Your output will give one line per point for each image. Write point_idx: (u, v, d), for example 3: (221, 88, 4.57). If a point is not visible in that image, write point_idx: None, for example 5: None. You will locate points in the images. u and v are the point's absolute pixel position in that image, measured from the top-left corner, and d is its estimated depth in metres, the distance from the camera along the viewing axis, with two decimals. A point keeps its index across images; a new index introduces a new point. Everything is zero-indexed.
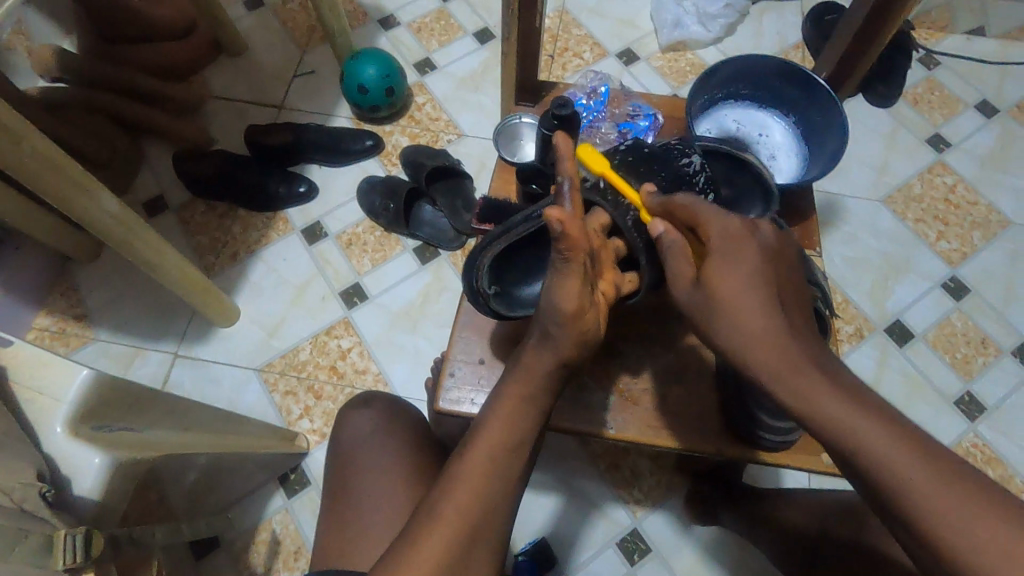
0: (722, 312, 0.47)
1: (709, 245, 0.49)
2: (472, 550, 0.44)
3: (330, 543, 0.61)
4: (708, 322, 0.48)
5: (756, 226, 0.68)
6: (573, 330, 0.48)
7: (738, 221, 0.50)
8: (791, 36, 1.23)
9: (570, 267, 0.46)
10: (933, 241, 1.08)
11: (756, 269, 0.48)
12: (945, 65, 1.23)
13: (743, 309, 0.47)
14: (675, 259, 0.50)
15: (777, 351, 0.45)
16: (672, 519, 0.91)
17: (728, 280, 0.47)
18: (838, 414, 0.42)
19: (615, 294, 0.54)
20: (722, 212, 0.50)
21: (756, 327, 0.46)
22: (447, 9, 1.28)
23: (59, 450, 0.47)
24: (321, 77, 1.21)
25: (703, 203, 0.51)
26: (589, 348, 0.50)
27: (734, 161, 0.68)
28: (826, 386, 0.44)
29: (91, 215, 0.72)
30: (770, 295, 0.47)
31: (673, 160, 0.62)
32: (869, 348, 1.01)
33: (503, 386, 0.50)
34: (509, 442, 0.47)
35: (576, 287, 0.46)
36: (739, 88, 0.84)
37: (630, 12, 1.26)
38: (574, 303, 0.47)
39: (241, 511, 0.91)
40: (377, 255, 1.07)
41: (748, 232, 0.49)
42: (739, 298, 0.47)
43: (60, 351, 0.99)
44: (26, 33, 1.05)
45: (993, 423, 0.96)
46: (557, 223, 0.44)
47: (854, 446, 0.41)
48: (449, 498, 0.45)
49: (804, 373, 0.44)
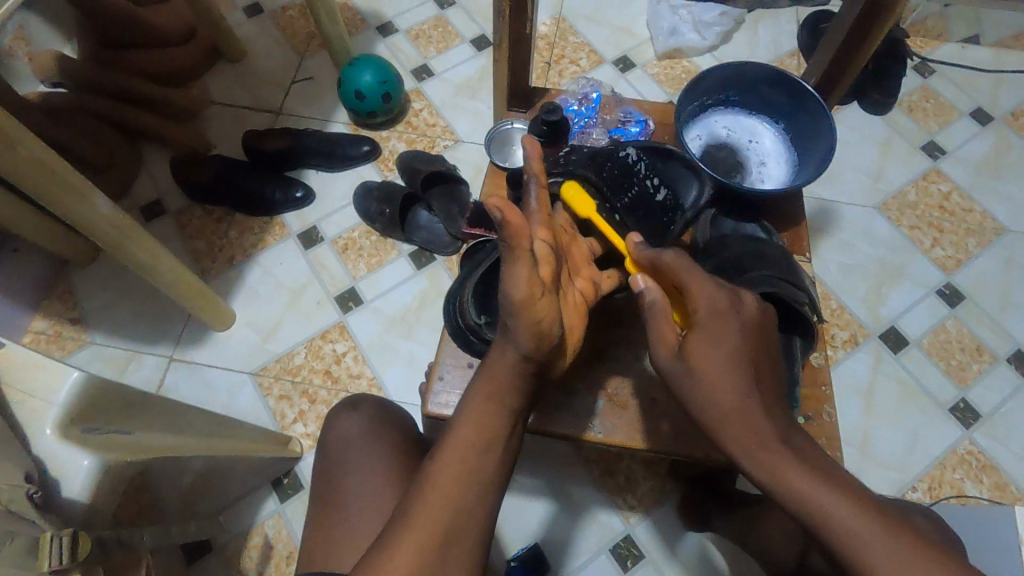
0: (692, 382, 0.50)
1: (696, 315, 0.52)
2: (448, 550, 0.44)
3: (315, 547, 0.61)
4: (684, 383, 0.51)
5: (741, 231, 0.74)
6: (530, 324, 0.47)
7: (722, 294, 0.52)
8: (786, 44, 1.24)
9: (518, 254, 0.45)
10: (928, 248, 1.08)
11: (734, 344, 0.50)
12: (941, 73, 1.23)
13: (716, 377, 0.49)
14: (657, 324, 0.53)
15: (744, 423, 0.48)
16: (667, 526, 0.90)
17: (709, 355, 0.50)
18: (804, 488, 0.45)
19: (591, 292, 0.58)
20: (708, 281, 0.52)
21: (732, 401, 0.48)
22: (445, 16, 1.29)
23: (48, 453, 0.48)
24: (319, 83, 1.22)
25: (691, 269, 0.53)
26: (555, 346, 0.50)
27: (660, 153, 0.71)
28: (791, 457, 0.46)
29: (87, 219, 0.72)
30: (746, 372, 0.49)
31: (617, 155, 0.67)
32: (864, 354, 1.01)
33: (477, 393, 0.50)
34: (479, 444, 0.48)
35: (525, 274, 0.46)
36: (729, 95, 0.84)
37: (627, 20, 1.27)
38: (525, 291, 0.46)
39: (233, 515, 0.91)
40: (373, 259, 1.07)
41: (731, 304, 0.52)
42: (715, 370, 0.49)
43: (56, 354, 0.99)
44: (27, 39, 1.06)
45: (988, 431, 0.96)
46: (497, 210, 0.44)
47: (819, 515, 0.44)
48: (420, 501, 0.45)
49: (771, 448, 0.47)
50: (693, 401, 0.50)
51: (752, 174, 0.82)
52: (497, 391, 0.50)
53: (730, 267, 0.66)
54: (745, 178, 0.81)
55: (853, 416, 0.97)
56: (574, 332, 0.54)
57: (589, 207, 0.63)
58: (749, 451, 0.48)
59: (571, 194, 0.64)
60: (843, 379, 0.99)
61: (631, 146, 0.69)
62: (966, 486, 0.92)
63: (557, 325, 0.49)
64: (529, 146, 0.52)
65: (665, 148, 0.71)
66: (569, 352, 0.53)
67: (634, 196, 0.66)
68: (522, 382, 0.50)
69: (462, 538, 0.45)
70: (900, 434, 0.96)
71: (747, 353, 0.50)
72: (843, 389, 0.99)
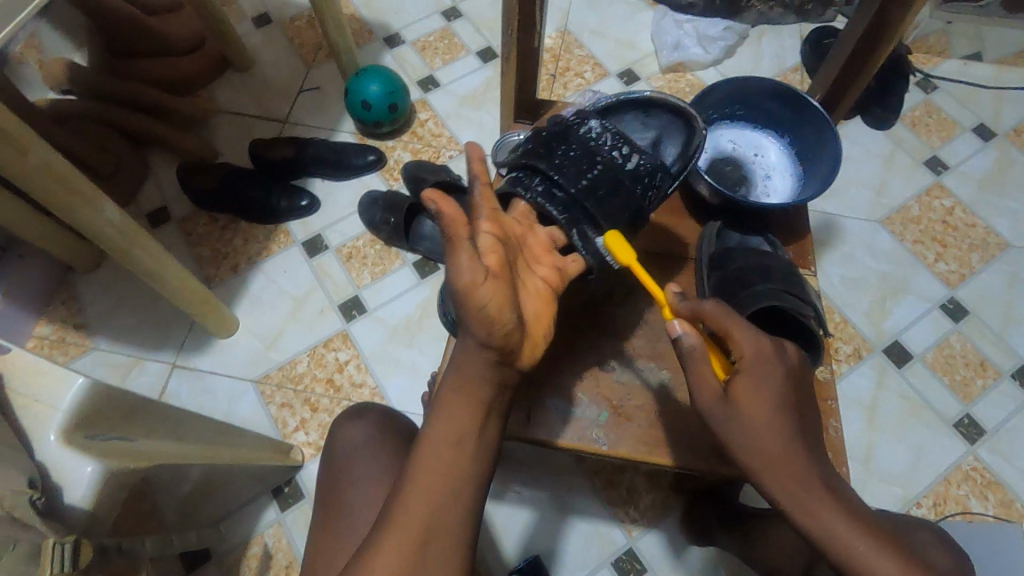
0: (739, 426, 0.51)
1: (742, 360, 0.53)
2: (427, 551, 0.44)
3: (316, 552, 0.61)
4: (725, 427, 0.51)
5: (747, 244, 0.74)
6: (483, 312, 0.46)
7: (766, 340, 0.53)
8: (789, 59, 1.25)
9: (457, 242, 0.47)
10: (931, 263, 1.09)
11: (780, 391, 0.52)
12: (943, 89, 1.24)
13: (762, 424, 0.50)
14: (699, 371, 0.53)
15: (787, 471, 0.49)
16: (669, 540, 0.89)
17: (758, 400, 0.51)
18: (850, 537, 0.47)
19: (556, 279, 0.57)
20: (750, 328, 0.54)
21: (777, 447, 0.50)
22: (451, 28, 1.30)
23: (51, 459, 0.47)
24: (326, 92, 1.23)
25: (733, 317, 0.54)
26: (517, 337, 0.49)
27: (639, 108, 0.72)
28: (834, 506, 0.48)
29: (93, 226, 0.72)
30: (789, 417, 0.51)
31: (575, 133, 0.65)
32: (867, 369, 1.00)
33: (450, 389, 0.49)
34: (451, 441, 0.48)
35: (467, 262, 0.46)
36: (734, 109, 0.85)
37: (632, 34, 1.28)
38: (468, 279, 0.45)
39: (232, 524, 0.90)
40: (376, 268, 1.08)
41: (775, 350, 0.53)
42: (761, 417, 0.50)
43: (59, 360, 0.99)
44: (38, 47, 1.07)
45: (993, 447, 0.95)
46: (432, 200, 0.47)
47: (855, 562, 0.46)
48: (400, 504, 0.46)
49: (821, 501, 0.48)
50: (737, 448, 0.51)
51: (759, 187, 0.83)
52: (469, 387, 0.49)
53: (736, 280, 0.66)
54: (752, 192, 0.82)
55: (856, 430, 0.97)
56: (539, 326, 0.52)
57: (629, 255, 0.58)
58: (794, 499, 0.48)
59: (612, 242, 0.59)
60: (847, 394, 0.99)
61: (591, 119, 0.67)
62: (971, 503, 0.92)
63: (515, 313, 0.48)
64: (471, 152, 0.52)
65: (644, 102, 0.71)
66: (535, 348, 0.51)
67: (600, 169, 0.63)
68: (495, 372, 0.49)
69: (441, 538, 0.45)
70: (905, 449, 0.95)
71: (784, 399, 0.51)
72: (846, 403, 0.98)
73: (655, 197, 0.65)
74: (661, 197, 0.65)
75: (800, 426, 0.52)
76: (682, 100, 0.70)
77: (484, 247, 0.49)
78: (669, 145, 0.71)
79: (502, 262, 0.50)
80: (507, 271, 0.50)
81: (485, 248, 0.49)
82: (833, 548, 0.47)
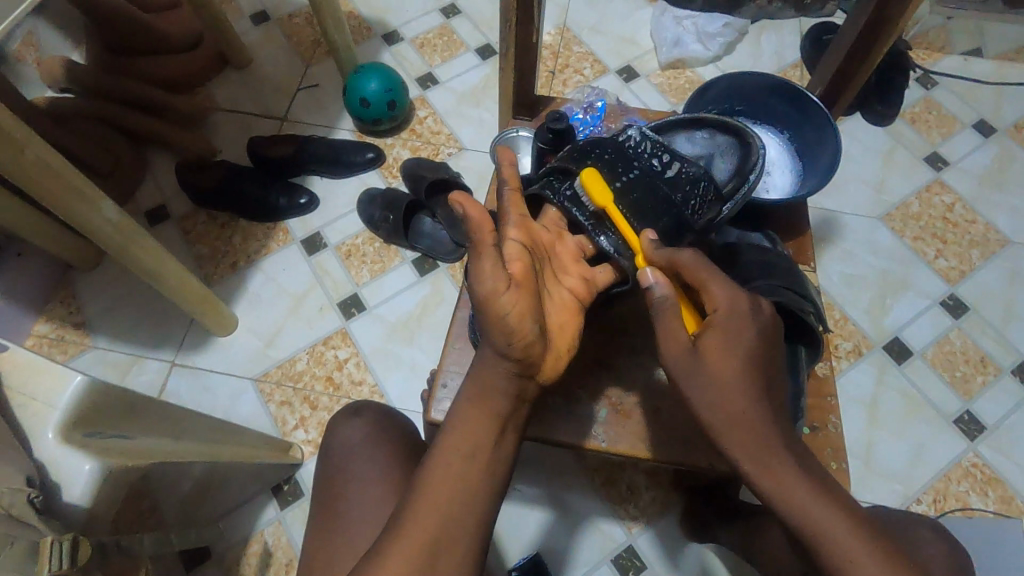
0: (704, 378, 0.51)
1: (713, 314, 0.53)
2: (437, 562, 0.44)
3: (317, 550, 0.61)
4: (687, 379, 0.51)
5: (747, 240, 0.73)
6: (505, 321, 0.47)
7: (742, 293, 0.53)
8: (789, 55, 1.24)
9: (482, 248, 0.48)
10: (931, 259, 1.08)
11: (750, 346, 0.51)
12: (943, 85, 1.24)
13: (724, 377, 0.50)
14: (669, 323, 0.53)
15: (748, 430, 0.49)
16: (669, 537, 0.89)
17: (723, 353, 0.51)
18: (805, 503, 0.47)
19: (583, 290, 0.58)
20: (726, 282, 0.54)
21: (738, 400, 0.49)
22: (450, 25, 1.30)
23: (49, 457, 0.47)
24: (325, 90, 1.22)
25: (710, 272, 0.54)
26: (538, 350, 0.49)
27: (692, 125, 0.71)
28: (792, 468, 0.48)
29: (90, 223, 0.72)
30: (756, 373, 0.51)
31: (620, 141, 0.65)
32: (867, 365, 1.00)
33: (465, 399, 0.50)
34: (465, 452, 0.48)
35: (490, 269, 0.47)
36: (734, 104, 0.85)
37: (631, 30, 1.28)
38: (489, 288, 0.47)
39: (232, 522, 0.90)
40: (376, 266, 1.08)
41: (750, 306, 0.53)
42: (727, 372, 0.50)
43: (58, 358, 0.99)
44: (36, 45, 1.07)
45: (993, 444, 0.95)
46: (459, 203, 0.48)
47: (807, 523, 0.46)
48: (411, 513, 0.46)
49: (779, 459, 0.48)
50: (694, 399, 0.51)
51: (759, 184, 0.82)
52: (486, 398, 0.49)
53: (736, 274, 0.66)
54: None
55: (856, 427, 0.96)
56: (561, 333, 0.53)
57: (605, 197, 0.61)
58: (748, 456, 0.49)
59: (588, 179, 0.61)
60: (847, 391, 0.98)
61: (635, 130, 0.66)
62: (971, 499, 0.92)
63: (536, 323, 0.49)
64: (501, 156, 0.57)
65: (696, 120, 0.71)
66: (561, 360, 0.53)
67: (636, 178, 0.63)
68: (513, 385, 0.50)
69: (451, 544, 0.45)
70: (905, 446, 0.95)
71: (752, 355, 0.51)
72: (847, 400, 0.98)
73: (697, 209, 0.63)
74: (704, 209, 0.64)
75: (768, 389, 0.51)
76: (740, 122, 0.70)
77: (511, 257, 0.51)
78: (722, 166, 0.70)
79: (528, 272, 0.51)
80: (531, 283, 0.51)
81: (511, 257, 0.51)
82: (781, 505, 0.47)
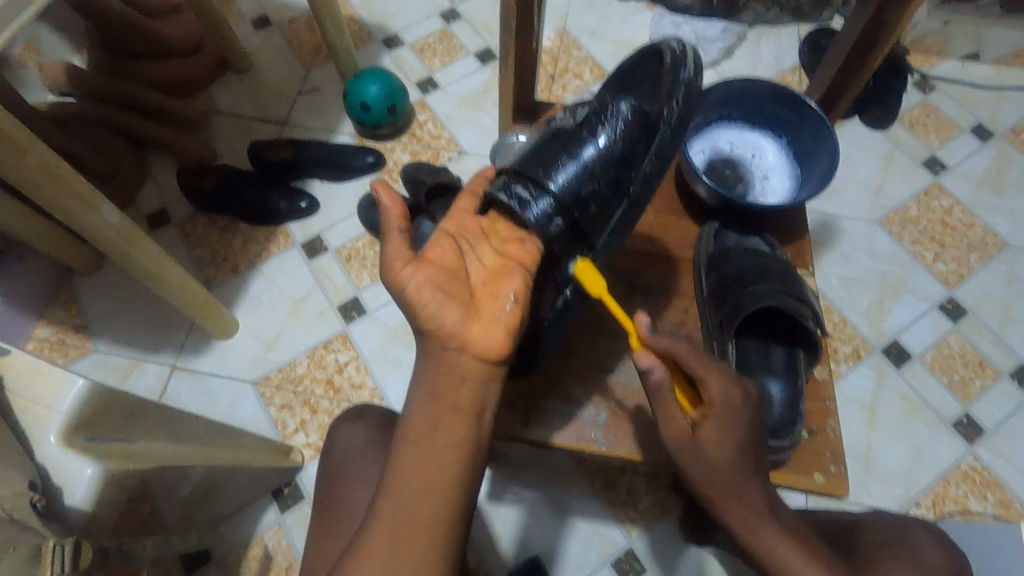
0: (699, 459, 0.54)
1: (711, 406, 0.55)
2: (406, 545, 0.45)
3: (315, 552, 0.61)
4: (687, 459, 0.55)
5: (744, 244, 0.73)
6: (402, 289, 0.52)
7: (733, 386, 0.55)
8: (788, 60, 1.25)
9: (389, 230, 0.53)
10: (929, 262, 1.09)
11: (741, 434, 0.55)
12: (941, 89, 1.24)
13: (718, 460, 0.54)
14: (666, 409, 0.55)
15: (741, 505, 0.54)
16: (669, 540, 0.90)
17: (718, 440, 0.54)
18: (786, 553, 0.52)
19: (527, 261, 0.58)
20: (723, 377, 0.55)
21: (728, 483, 0.54)
22: (451, 30, 1.31)
23: (51, 461, 0.47)
24: (326, 94, 1.23)
25: (709, 367, 0.56)
26: (446, 318, 0.51)
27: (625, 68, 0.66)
28: (777, 528, 0.53)
29: (94, 228, 0.73)
30: (747, 458, 0.55)
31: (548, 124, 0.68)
32: (866, 368, 1.01)
33: (429, 387, 0.50)
34: (427, 429, 0.49)
35: (393, 248, 0.53)
36: (732, 110, 0.85)
37: (630, 34, 1.28)
38: (389, 266, 0.52)
39: (232, 525, 0.90)
40: (376, 270, 1.08)
41: (743, 401, 0.55)
42: (721, 455, 0.54)
43: (59, 361, 0.99)
44: (38, 49, 1.07)
45: (992, 447, 0.96)
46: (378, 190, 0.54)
47: None
48: (383, 498, 0.47)
49: (764, 522, 0.53)
50: (693, 470, 0.55)
51: (757, 187, 0.83)
52: (440, 382, 0.50)
53: (733, 279, 0.68)
54: (747, 192, 0.82)
55: (855, 430, 0.97)
56: (490, 303, 0.54)
57: (598, 285, 0.59)
58: (741, 519, 0.54)
59: (583, 273, 0.59)
60: (846, 395, 0.99)
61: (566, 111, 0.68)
62: (969, 502, 0.92)
63: (442, 294, 0.52)
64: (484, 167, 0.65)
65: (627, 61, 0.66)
66: (491, 331, 0.51)
67: (551, 138, 0.62)
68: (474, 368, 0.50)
69: (429, 539, 0.46)
70: (904, 450, 0.95)
71: (743, 445, 0.54)
72: (845, 403, 0.98)
73: (612, 136, 0.60)
74: (619, 134, 0.60)
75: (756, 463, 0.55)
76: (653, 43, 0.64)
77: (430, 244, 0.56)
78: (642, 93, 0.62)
79: (443, 256, 0.56)
80: (447, 263, 0.55)
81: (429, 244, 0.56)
82: (761, 553, 0.53)
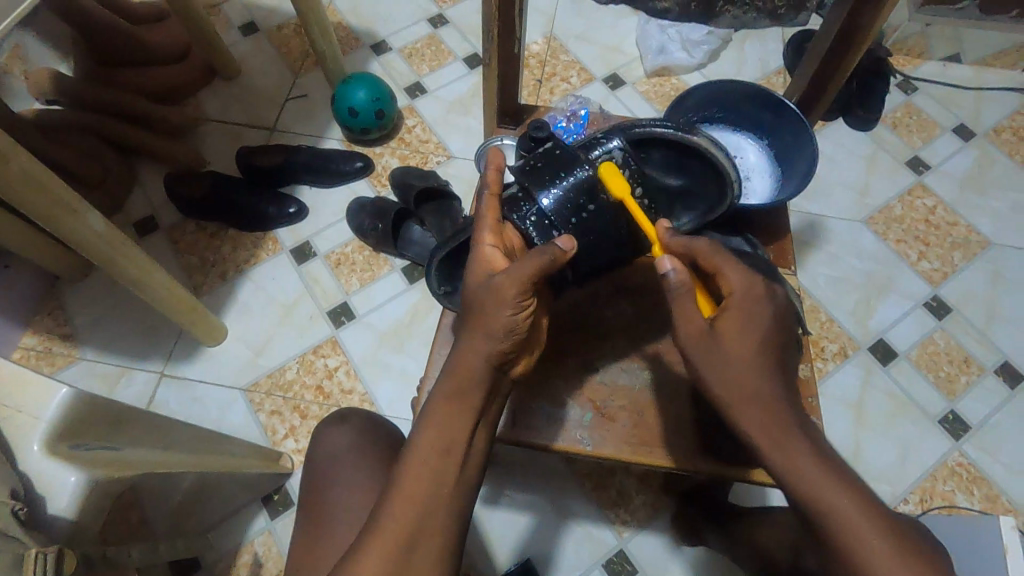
0: (717, 358, 0.52)
1: (731, 297, 0.54)
2: (412, 558, 0.45)
3: (299, 559, 0.61)
4: (703, 360, 0.52)
5: (729, 244, 0.72)
6: (497, 319, 0.51)
7: (758, 281, 0.54)
8: (772, 63, 1.26)
9: (524, 277, 0.51)
10: (914, 261, 1.10)
11: (763, 328, 0.52)
12: (923, 90, 1.26)
13: (738, 356, 0.51)
14: (682, 308, 0.53)
15: (755, 407, 0.50)
16: (660, 540, 0.90)
17: (736, 334, 0.52)
18: (796, 470, 0.48)
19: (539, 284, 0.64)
20: (742, 269, 0.55)
21: (751, 379, 0.51)
22: (438, 35, 1.31)
23: (35, 471, 0.47)
24: (314, 100, 1.23)
25: (724, 255, 0.55)
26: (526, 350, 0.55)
27: (680, 147, 0.67)
28: (807, 449, 0.48)
29: (76, 233, 0.72)
30: (770, 358, 0.52)
31: (596, 161, 0.60)
32: (854, 366, 1.02)
33: (442, 393, 0.51)
34: (440, 448, 0.49)
35: (517, 295, 0.51)
36: (713, 111, 0.86)
37: (617, 39, 1.30)
38: (514, 311, 0.51)
39: (222, 532, 0.90)
40: (365, 274, 1.08)
41: (765, 293, 0.54)
42: (739, 347, 0.51)
43: (45, 370, 0.99)
44: (24, 57, 1.07)
45: (978, 443, 0.97)
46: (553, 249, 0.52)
47: (825, 513, 0.46)
48: (385, 510, 0.47)
49: (789, 435, 0.49)
50: (710, 379, 0.52)
51: (739, 188, 0.84)
52: (455, 388, 0.50)
53: None
54: None
55: (843, 427, 0.97)
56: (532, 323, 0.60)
57: (623, 189, 0.59)
58: (763, 431, 0.49)
59: (607, 173, 0.59)
60: (834, 392, 1.00)
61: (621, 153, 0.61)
62: (957, 498, 0.93)
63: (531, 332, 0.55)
64: (490, 162, 0.60)
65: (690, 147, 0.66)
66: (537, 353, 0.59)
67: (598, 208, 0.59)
68: (486, 376, 0.51)
69: (427, 543, 0.46)
70: (892, 446, 0.96)
71: (766, 341, 0.52)
72: (834, 401, 0.99)
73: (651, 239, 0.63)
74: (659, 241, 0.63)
75: (783, 370, 0.52)
76: (724, 158, 0.66)
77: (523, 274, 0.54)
78: (688, 204, 0.69)
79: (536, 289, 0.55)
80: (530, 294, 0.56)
81: None
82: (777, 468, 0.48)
